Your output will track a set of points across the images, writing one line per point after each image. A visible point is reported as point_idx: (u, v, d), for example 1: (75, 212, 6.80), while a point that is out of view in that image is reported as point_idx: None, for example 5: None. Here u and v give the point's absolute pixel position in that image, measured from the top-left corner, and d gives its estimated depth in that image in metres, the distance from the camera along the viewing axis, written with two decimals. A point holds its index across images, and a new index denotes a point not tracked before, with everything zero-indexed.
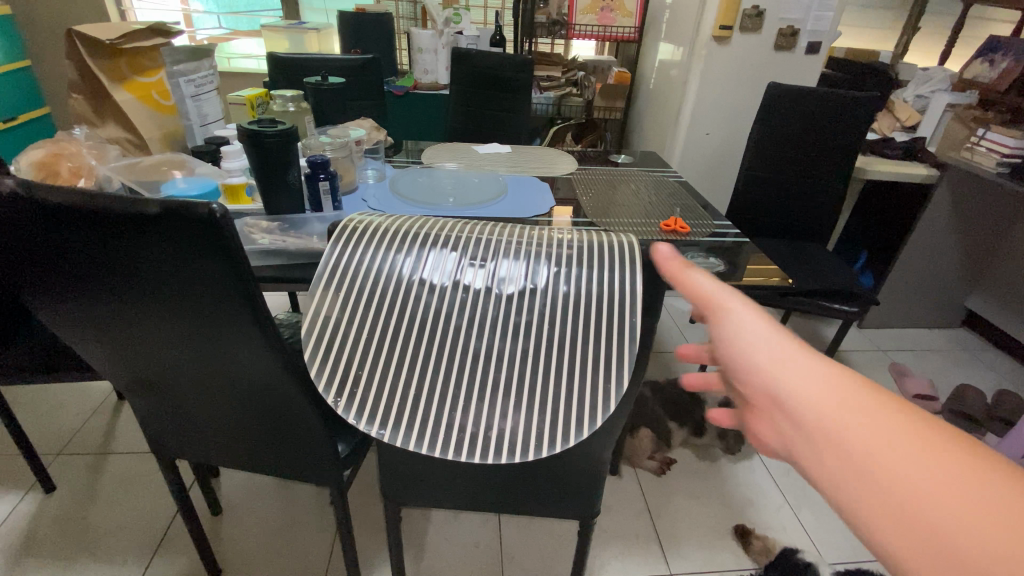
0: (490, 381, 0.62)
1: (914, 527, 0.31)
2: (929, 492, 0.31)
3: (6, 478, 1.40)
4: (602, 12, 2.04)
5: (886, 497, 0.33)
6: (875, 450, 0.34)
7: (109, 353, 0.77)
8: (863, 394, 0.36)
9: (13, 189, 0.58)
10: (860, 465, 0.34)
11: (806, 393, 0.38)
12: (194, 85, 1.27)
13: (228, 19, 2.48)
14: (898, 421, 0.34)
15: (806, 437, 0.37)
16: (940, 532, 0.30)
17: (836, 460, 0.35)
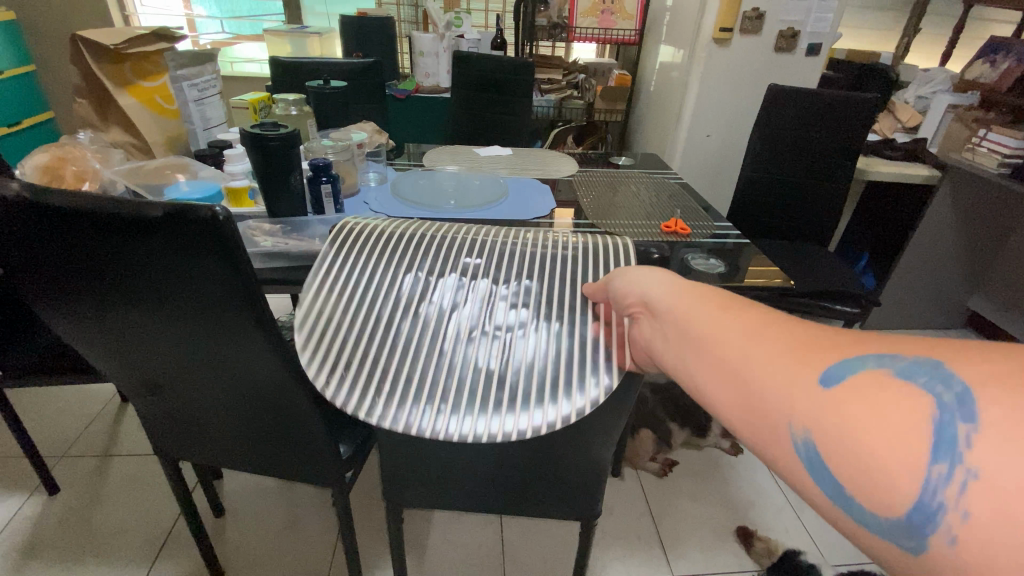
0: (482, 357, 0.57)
1: (746, 387, 0.37)
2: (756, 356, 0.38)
3: (11, 479, 1.41)
4: (602, 15, 2.05)
5: (725, 373, 0.39)
6: (724, 335, 0.41)
7: (113, 355, 0.78)
8: (715, 300, 0.45)
9: (18, 194, 0.59)
10: (715, 351, 0.40)
11: (683, 306, 0.46)
12: (197, 89, 1.27)
13: (230, 24, 2.48)
14: (733, 306, 0.43)
15: (677, 339, 0.44)
16: (760, 387, 0.36)
17: (697, 362, 0.42)
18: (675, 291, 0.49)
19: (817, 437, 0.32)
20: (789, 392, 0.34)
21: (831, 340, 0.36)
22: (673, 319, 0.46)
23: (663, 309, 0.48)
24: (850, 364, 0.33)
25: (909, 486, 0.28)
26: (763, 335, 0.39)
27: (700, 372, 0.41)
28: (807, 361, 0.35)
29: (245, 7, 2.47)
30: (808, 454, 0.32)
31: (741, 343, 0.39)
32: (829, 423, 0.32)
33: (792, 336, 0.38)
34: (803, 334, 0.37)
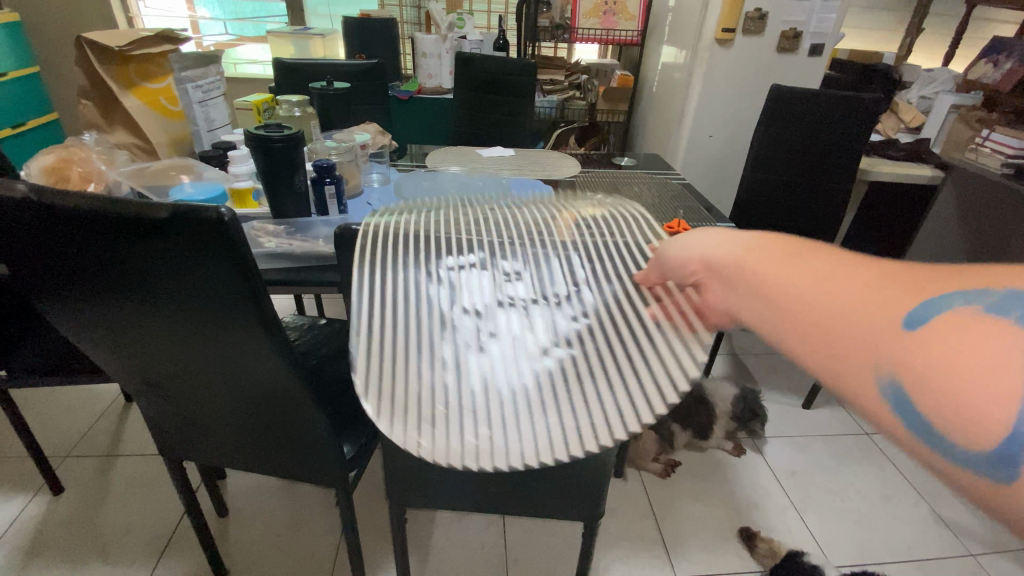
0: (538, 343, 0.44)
1: (822, 331, 0.36)
2: (833, 299, 0.36)
3: (17, 479, 1.42)
4: (604, 16, 2.05)
5: (799, 318, 0.37)
6: (798, 284, 0.38)
7: (118, 355, 0.78)
8: (782, 250, 0.42)
9: (25, 195, 0.59)
10: (798, 306, 0.38)
11: (744, 255, 0.44)
12: (202, 90, 1.29)
13: (234, 25, 2.48)
14: (805, 253, 0.41)
15: (747, 289, 0.42)
16: (837, 330, 0.35)
17: (767, 310, 0.40)
18: (735, 240, 0.45)
19: (901, 377, 0.30)
20: (876, 337, 0.32)
21: (925, 278, 0.33)
22: (736, 273, 0.43)
23: (721, 263, 0.45)
24: (937, 300, 0.30)
25: (1002, 420, 0.26)
26: (846, 279, 0.36)
27: (771, 321, 0.40)
28: (895, 303, 0.32)
29: (248, 9, 2.47)
30: (895, 399, 0.30)
31: (823, 289, 0.36)
32: (913, 366, 0.30)
33: (875, 277, 0.35)
34: (889, 270, 0.35)
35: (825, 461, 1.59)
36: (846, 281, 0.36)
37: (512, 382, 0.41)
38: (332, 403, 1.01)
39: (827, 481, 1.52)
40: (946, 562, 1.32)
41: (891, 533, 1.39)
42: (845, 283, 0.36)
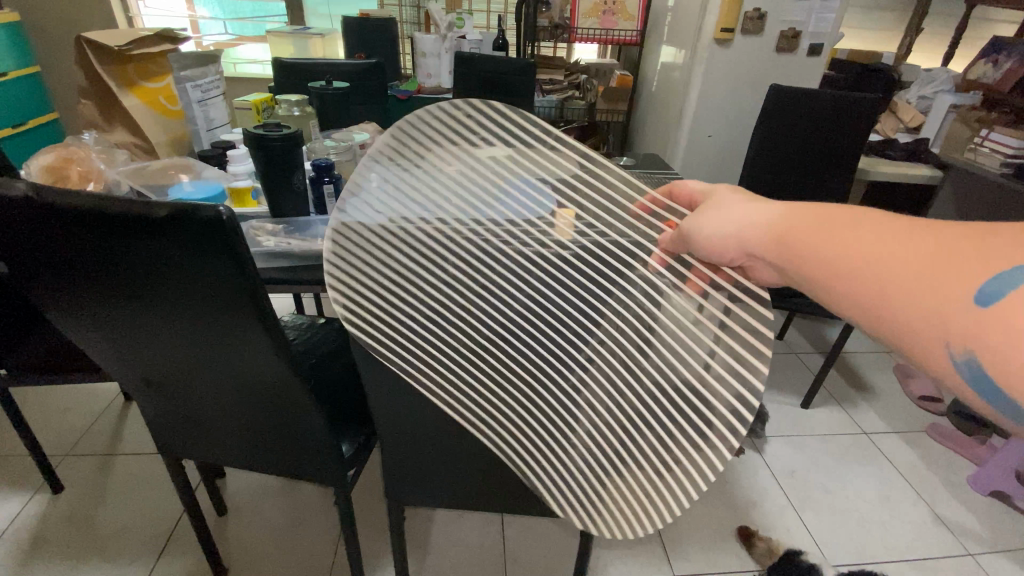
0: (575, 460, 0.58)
1: (896, 308, 0.43)
2: (901, 277, 0.43)
3: (15, 477, 1.42)
4: (603, 15, 2.05)
5: (870, 296, 0.44)
6: (842, 259, 0.47)
7: (118, 354, 0.79)
8: (816, 221, 0.51)
9: (24, 194, 0.59)
10: (872, 285, 0.44)
11: (795, 230, 0.52)
12: (200, 90, 1.30)
13: (234, 25, 2.48)
14: (857, 227, 0.47)
15: (793, 267, 0.51)
16: (907, 305, 0.42)
17: (835, 286, 0.47)
18: (770, 216, 0.55)
19: (979, 353, 0.38)
20: (931, 306, 0.41)
21: (956, 241, 0.42)
22: (782, 251, 0.52)
23: (762, 244, 0.54)
24: (1003, 280, 0.38)
25: None
26: (885, 250, 0.44)
27: (841, 294, 0.47)
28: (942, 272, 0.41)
29: (248, 8, 2.47)
30: (971, 371, 0.39)
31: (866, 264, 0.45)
32: (987, 343, 0.38)
33: (914, 245, 0.43)
34: (923, 235, 0.43)
35: (823, 459, 1.59)
36: (908, 257, 0.43)
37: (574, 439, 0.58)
38: (331, 402, 1.02)
39: (825, 479, 1.53)
40: (944, 560, 1.33)
41: (889, 531, 1.39)
42: (908, 259, 0.43)
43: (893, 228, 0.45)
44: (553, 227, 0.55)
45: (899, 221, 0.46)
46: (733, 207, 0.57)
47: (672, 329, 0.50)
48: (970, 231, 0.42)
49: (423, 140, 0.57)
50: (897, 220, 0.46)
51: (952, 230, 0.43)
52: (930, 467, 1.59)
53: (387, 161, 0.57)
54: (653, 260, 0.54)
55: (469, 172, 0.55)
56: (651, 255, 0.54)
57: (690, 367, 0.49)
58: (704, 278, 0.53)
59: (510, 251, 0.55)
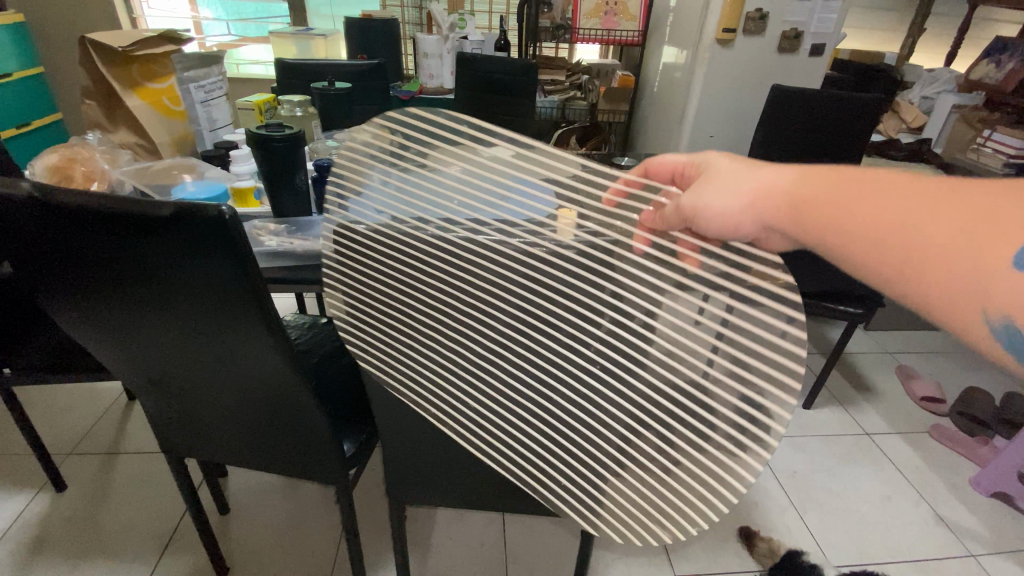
0: (586, 467, 0.57)
1: (932, 276, 0.45)
2: (935, 246, 0.45)
3: (18, 477, 1.43)
4: (605, 16, 2.05)
5: (905, 264, 0.46)
6: (873, 231, 0.47)
7: (121, 354, 0.79)
8: (838, 189, 0.50)
9: (29, 194, 0.60)
10: (907, 254, 0.46)
11: (814, 193, 0.51)
12: (204, 91, 1.25)
13: (237, 26, 2.49)
14: (884, 193, 0.48)
15: (819, 235, 0.50)
16: (942, 273, 0.44)
17: (864, 254, 0.48)
18: (780, 187, 0.53)
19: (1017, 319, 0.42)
20: (971, 276, 0.43)
21: (983, 205, 0.44)
22: (801, 223, 0.51)
23: (776, 214, 0.52)
24: None
25: None
26: (917, 221, 0.46)
27: (872, 261, 0.48)
28: (978, 240, 0.43)
29: (251, 10, 2.47)
30: (1008, 335, 0.43)
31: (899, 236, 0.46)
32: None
33: (944, 214, 0.45)
34: (950, 202, 0.45)
35: (825, 461, 1.58)
36: (941, 224, 0.45)
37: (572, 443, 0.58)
38: (333, 401, 1.02)
39: (827, 480, 1.52)
40: (945, 561, 1.33)
41: (891, 532, 1.39)
42: (941, 226, 0.45)
43: (918, 196, 0.46)
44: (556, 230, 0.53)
45: (922, 188, 0.47)
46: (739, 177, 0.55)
47: (669, 337, 0.48)
48: (992, 195, 0.44)
49: (429, 131, 0.55)
50: (919, 187, 0.47)
51: (978, 194, 0.45)
52: (932, 468, 1.59)
53: (388, 149, 0.57)
54: (637, 241, 0.50)
55: (471, 171, 0.54)
56: (633, 238, 0.50)
57: (689, 375, 0.48)
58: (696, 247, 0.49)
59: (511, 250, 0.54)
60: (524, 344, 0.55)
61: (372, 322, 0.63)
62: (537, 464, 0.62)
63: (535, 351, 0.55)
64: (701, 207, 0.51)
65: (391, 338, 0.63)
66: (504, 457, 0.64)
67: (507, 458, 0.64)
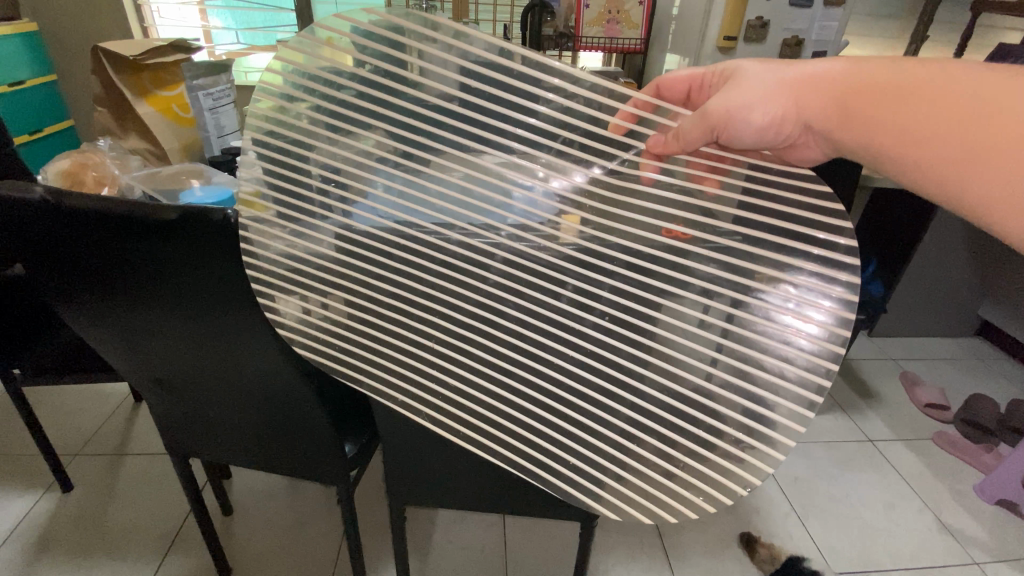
0: (598, 457, 0.62)
1: (956, 174, 0.53)
2: (958, 145, 0.52)
3: (27, 475, 1.45)
4: (608, 24, 1.98)
5: (930, 164, 0.54)
6: (894, 135, 0.54)
7: (127, 350, 0.80)
8: (865, 92, 0.56)
9: (43, 197, 0.62)
10: (936, 154, 0.53)
11: (850, 92, 0.57)
12: (212, 98, 1.31)
13: (245, 35, 2.40)
14: (915, 97, 0.54)
15: (845, 137, 0.57)
16: (964, 170, 0.53)
17: (896, 156, 0.56)
18: (815, 91, 0.58)
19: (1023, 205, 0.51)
20: (976, 171, 0.52)
21: (993, 95, 0.51)
22: (837, 124, 0.57)
23: (815, 114, 0.59)
24: None
25: None
26: (935, 120, 0.53)
27: (901, 163, 0.56)
28: (987, 134, 0.51)
29: (260, 19, 2.37)
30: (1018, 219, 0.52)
31: (916, 138, 0.54)
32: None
33: (966, 117, 0.52)
34: (967, 95, 0.52)
35: (830, 468, 1.58)
36: (963, 126, 0.52)
37: (568, 436, 0.62)
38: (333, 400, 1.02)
39: (830, 486, 1.52)
40: (948, 568, 1.32)
41: (894, 537, 1.39)
42: (963, 128, 0.52)
43: (938, 92, 0.53)
44: (558, 236, 0.55)
45: (940, 82, 0.53)
46: (775, 83, 0.60)
47: (669, 335, 0.54)
48: (1005, 90, 0.51)
49: (427, 130, 0.53)
50: (941, 81, 0.53)
51: (998, 94, 0.51)
52: (936, 475, 1.58)
53: (388, 151, 0.55)
54: (646, 169, 0.53)
55: (470, 177, 0.54)
56: (640, 165, 0.53)
57: (698, 373, 0.55)
58: (709, 166, 0.53)
59: (503, 254, 0.56)
60: (535, 345, 0.59)
61: (377, 318, 0.62)
62: (549, 461, 0.65)
63: (545, 351, 0.59)
64: (731, 116, 0.57)
65: (398, 334, 0.63)
66: (521, 453, 0.66)
67: (519, 451, 0.66)
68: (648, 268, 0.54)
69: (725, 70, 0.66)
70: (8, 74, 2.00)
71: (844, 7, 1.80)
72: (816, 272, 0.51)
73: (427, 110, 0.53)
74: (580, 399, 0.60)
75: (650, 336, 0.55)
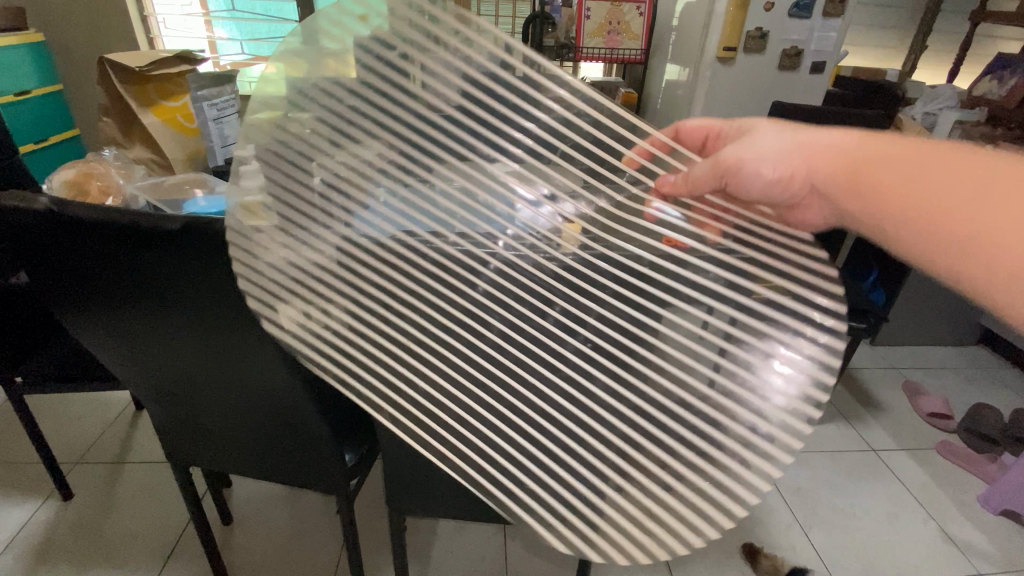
0: (583, 489, 0.55)
1: (948, 250, 0.53)
2: (953, 222, 0.53)
3: (26, 484, 1.45)
4: (609, 35, 1.98)
5: (925, 237, 0.54)
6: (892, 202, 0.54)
7: (132, 362, 0.81)
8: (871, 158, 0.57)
9: (47, 208, 0.62)
10: (932, 228, 0.54)
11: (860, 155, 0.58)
12: (217, 108, 1.26)
13: (250, 45, 2.36)
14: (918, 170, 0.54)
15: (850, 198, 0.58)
16: (957, 249, 0.53)
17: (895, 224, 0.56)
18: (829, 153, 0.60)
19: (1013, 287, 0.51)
20: (968, 256, 0.52)
21: (990, 180, 0.52)
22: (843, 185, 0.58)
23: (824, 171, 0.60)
24: None
25: None
26: (933, 196, 0.54)
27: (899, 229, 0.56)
28: (982, 217, 0.51)
29: (264, 29, 2.35)
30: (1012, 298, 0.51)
31: (915, 210, 0.54)
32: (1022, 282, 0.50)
33: (966, 197, 0.52)
34: (964, 177, 0.53)
35: (832, 477, 1.57)
36: (960, 205, 0.52)
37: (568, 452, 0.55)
38: None
39: (832, 496, 1.51)
40: None
41: (898, 548, 1.37)
42: (961, 206, 0.52)
43: (940, 167, 0.54)
44: (559, 247, 0.57)
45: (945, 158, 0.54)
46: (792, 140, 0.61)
47: (672, 342, 0.51)
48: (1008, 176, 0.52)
49: (430, 138, 0.54)
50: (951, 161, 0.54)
51: (998, 181, 0.52)
52: (940, 485, 1.56)
53: (389, 161, 0.55)
54: (649, 205, 0.56)
55: (470, 186, 0.55)
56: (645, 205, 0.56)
57: (697, 389, 0.51)
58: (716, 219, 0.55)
59: (498, 271, 0.57)
60: (536, 359, 0.56)
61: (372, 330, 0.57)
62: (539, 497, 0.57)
63: (532, 354, 0.56)
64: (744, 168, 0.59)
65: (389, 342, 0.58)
66: (497, 486, 0.59)
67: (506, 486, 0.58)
68: (645, 280, 0.54)
69: (743, 125, 0.67)
70: (15, 83, 2.02)
71: (844, 17, 1.82)
72: (818, 287, 0.51)
73: (430, 119, 0.54)
74: (570, 410, 0.54)
75: (649, 344, 0.52)
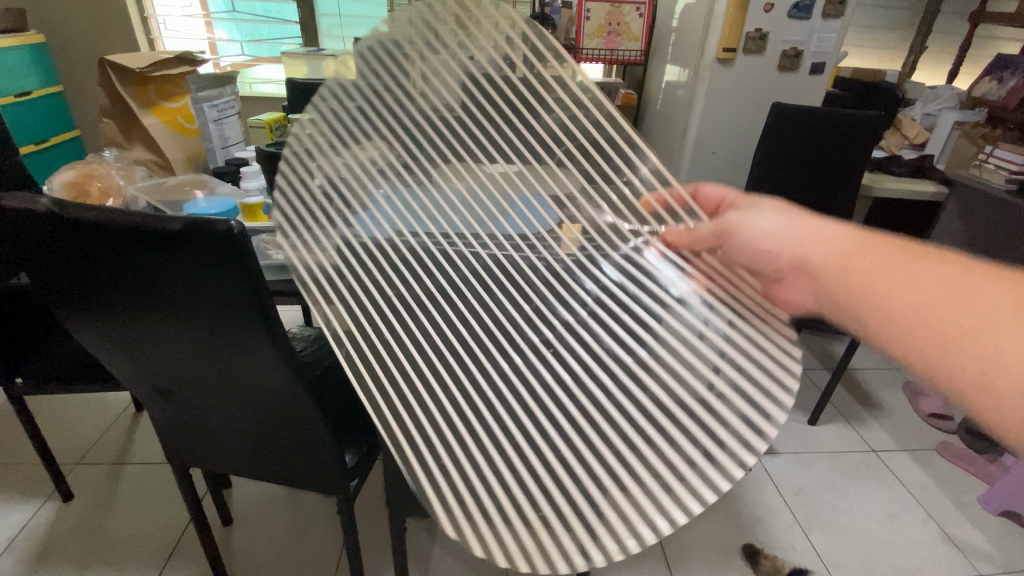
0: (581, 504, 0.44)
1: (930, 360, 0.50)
2: (940, 333, 0.50)
3: (27, 485, 1.45)
4: (608, 36, 1.97)
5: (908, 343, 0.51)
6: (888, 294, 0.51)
7: (134, 365, 0.81)
8: (863, 247, 0.55)
9: (47, 208, 0.62)
10: (919, 334, 0.50)
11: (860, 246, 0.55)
12: (217, 110, 1.34)
13: (250, 47, 2.39)
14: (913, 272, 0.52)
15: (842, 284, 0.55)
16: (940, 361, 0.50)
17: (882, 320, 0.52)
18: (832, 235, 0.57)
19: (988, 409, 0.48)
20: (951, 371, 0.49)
21: (980, 295, 0.50)
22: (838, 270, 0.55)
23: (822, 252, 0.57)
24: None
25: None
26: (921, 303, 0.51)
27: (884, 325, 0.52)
28: (970, 330, 0.49)
29: (264, 31, 2.37)
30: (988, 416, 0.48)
31: (904, 311, 0.51)
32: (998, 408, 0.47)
33: (957, 311, 0.50)
34: (953, 288, 0.51)
35: (832, 478, 1.57)
36: (949, 317, 0.50)
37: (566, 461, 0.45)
38: (333, 411, 1.02)
39: (833, 498, 1.50)
40: None
41: (899, 550, 1.37)
42: (950, 318, 0.50)
43: (930, 269, 0.52)
44: (559, 242, 0.53)
45: (935, 261, 0.53)
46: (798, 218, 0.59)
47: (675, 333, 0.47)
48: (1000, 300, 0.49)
49: (431, 142, 0.56)
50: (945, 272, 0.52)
51: (992, 301, 0.49)
52: (940, 487, 1.56)
53: (390, 166, 0.56)
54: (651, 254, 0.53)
55: (471, 189, 0.55)
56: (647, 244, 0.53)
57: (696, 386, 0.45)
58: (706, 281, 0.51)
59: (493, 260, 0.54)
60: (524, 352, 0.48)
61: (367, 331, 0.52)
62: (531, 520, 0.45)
63: (503, 345, 0.49)
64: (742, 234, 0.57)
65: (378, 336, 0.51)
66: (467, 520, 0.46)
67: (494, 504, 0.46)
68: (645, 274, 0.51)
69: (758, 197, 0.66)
70: (16, 85, 2.02)
71: (843, 18, 1.82)
72: None
73: (433, 126, 0.56)
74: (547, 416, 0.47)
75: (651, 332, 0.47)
